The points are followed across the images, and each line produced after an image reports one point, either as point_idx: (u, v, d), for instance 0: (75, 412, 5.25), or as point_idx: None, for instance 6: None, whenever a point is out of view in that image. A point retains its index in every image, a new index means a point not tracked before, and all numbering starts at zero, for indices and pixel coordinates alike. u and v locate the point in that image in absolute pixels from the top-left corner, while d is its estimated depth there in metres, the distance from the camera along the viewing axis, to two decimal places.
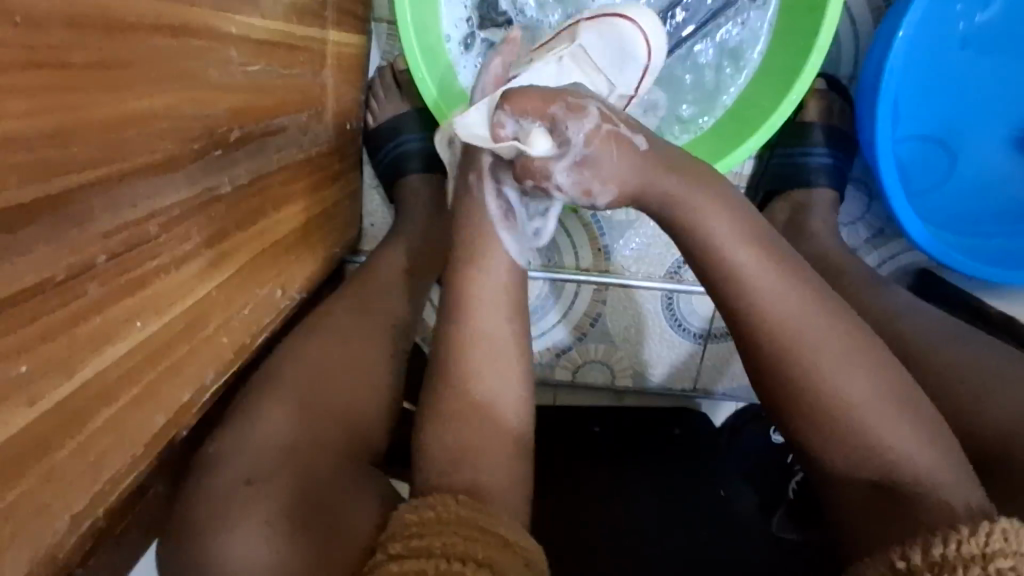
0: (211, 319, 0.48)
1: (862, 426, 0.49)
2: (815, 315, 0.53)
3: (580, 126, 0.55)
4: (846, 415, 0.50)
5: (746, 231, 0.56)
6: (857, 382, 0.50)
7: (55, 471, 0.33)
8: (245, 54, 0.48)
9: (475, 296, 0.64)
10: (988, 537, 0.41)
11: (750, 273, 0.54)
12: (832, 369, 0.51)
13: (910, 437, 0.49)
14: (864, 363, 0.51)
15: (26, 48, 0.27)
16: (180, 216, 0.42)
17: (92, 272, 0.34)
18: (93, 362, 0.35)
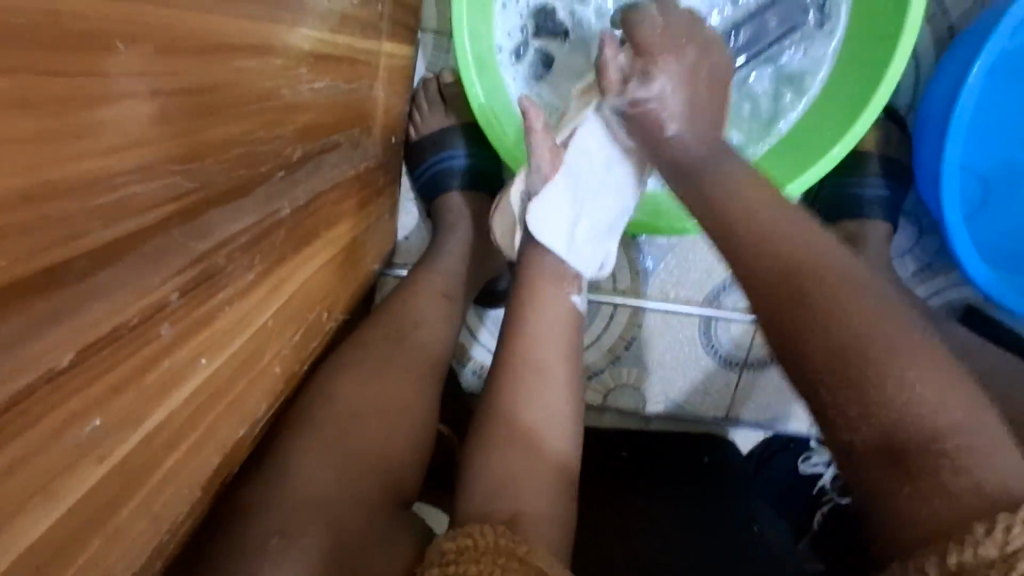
0: (266, 350, 0.46)
1: (912, 421, 0.39)
2: (856, 301, 0.44)
3: (643, 95, 0.61)
4: (859, 355, 0.42)
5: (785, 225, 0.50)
6: (878, 323, 0.43)
7: (115, 533, 0.30)
8: (314, 70, 0.46)
9: (532, 325, 0.63)
10: (1009, 532, 0.33)
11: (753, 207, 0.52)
12: (850, 313, 0.44)
13: (952, 394, 0.40)
14: (926, 364, 0.41)
15: (119, 76, 0.25)
16: (247, 243, 0.40)
17: (164, 312, 0.31)
18: (160, 411, 0.32)
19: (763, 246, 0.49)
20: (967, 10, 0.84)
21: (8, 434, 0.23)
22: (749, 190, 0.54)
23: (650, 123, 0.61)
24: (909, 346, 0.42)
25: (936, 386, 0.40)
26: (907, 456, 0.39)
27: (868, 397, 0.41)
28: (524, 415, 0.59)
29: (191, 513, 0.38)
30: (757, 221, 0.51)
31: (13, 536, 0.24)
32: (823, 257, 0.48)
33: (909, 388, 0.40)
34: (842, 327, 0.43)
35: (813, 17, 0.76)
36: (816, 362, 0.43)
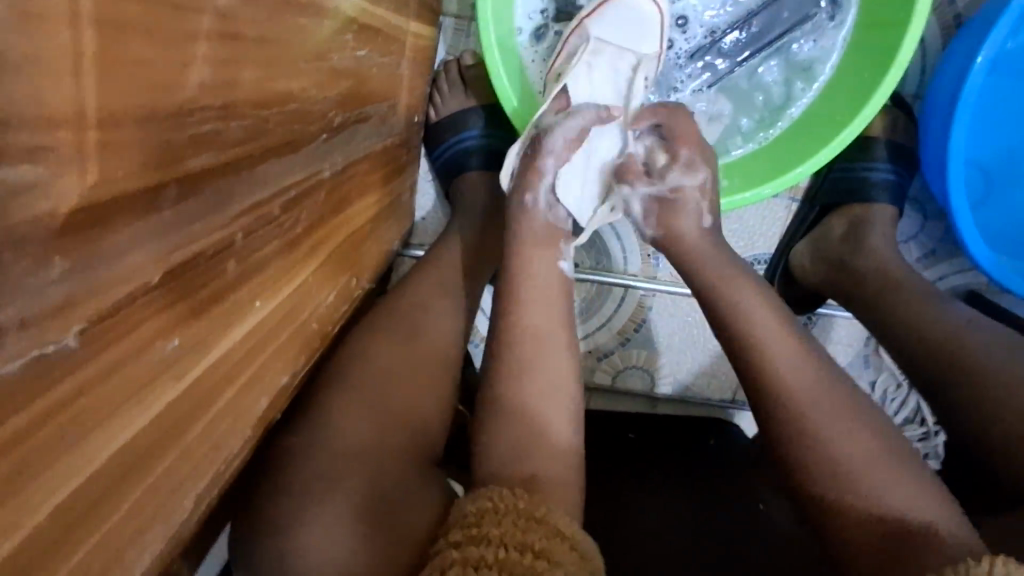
0: (306, 307, 0.48)
1: (886, 507, 0.50)
2: (839, 414, 0.55)
3: (675, 179, 0.70)
4: (837, 465, 0.52)
5: (776, 333, 0.61)
6: (855, 437, 0.53)
7: (184, 453, 0.33)
8: (356, 39, 0.48)
9: (521, 299, 0.65)
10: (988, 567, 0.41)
11: (755, 324, 0.61)
12: (838, 432, 0.53)
13: (917, 491, 0.51)
14: (895, 469, 0.52)
15: (219, 18, 0.27)
16: (294, 197, 0.42)
17: (232, 250, 0.33)
18: (222, 342, 0.34)
19: (767, 358, 0.59)
20: (973, 2, 0.86)
21: (106, 340, 0.25)
22: (758, 312, 0.62)
23: (672, 207, 0.70)
24: (884, 452, 0.53)
25: (902, 488, 0.51)
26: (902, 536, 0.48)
27: (848, 489, 0.51)
28: (529, 382, 0.61)
29: (244, 449, 0.40)
30: (753, 332, 0.61)
31: (106, 434, 0.26)
32: (818, 379, 0.57)
33: (882, 490, 0.50)
34: (837, 444, 0.53)
35: (825, 8, 0.79)
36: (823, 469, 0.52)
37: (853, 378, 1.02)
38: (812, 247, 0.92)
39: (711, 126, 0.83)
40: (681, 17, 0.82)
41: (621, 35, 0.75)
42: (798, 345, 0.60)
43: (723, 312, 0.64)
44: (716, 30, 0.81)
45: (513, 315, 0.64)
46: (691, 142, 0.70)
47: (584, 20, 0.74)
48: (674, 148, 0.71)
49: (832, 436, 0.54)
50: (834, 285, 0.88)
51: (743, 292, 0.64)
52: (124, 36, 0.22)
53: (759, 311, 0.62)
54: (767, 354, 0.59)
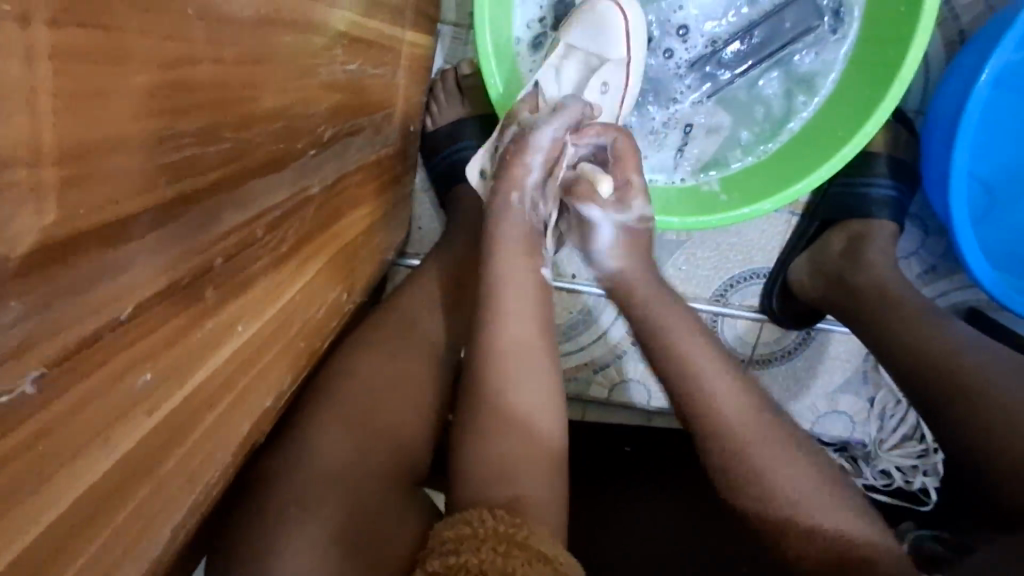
0: (294, 326, 0.47)
1: (818, 524, 0.53)
2: (768, 431, 0.57)
3: (639, 208, 0.71)
4: (770, 484, 0.54)
5: (699, 345, 0.63)
6: (784, 453, 0.56)
7: (159, 485, 0.32)
8: (347, 52, 0.47)
9: (504, 311, 0.63)
10: None
11: (691, 351, 0.62)
12: (776, 460, 0.55)
13: (846, 508, 0.54)
14: (825, 488, 0.55)
15: (196, 39, 0.26)
16: (281, 216, 0.41)
17: (210, 275, 0.32)
18: (201, 370, 0.33)
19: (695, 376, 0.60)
20: (977, 15, 0.85)
21: (71, 379, 0.24)
22: (687, 338, 0.64)
23: (637, 238, 0.72)
24: (816, 473, 0.55)
25: (833, 506, 0.53)
26: (842, 551, 0.51)
27: (785, 507, 0.54)
28: (520, 399, 0.60)
29: (225, 475, 0.39)
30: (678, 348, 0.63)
31: (73, 476, 0.25)
32: (751, 404, 0.59)
33: (815, 508, 0.53)
34: (777, 469, 0.55)
35: (828, 21, 0.77)
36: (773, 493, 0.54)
37: (851, 394, 1.01)
38: (810, 262, 0.90)
39: (709, 139, 0.83)
40: (682, 26, 0.81)
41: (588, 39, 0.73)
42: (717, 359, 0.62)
43: (645, 328, 0.66)
44: (717, 41, 0.80)
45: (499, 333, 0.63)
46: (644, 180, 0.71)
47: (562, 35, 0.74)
48: (634, 178, 0.70)
49: (763, 454, 0.56)
50: (833, 301, 0.87)
51: (667, 306, 0.67)
52: (82, 65, 0.21)
53: (688, 337, 0.64)
54: (702, 378, 0.60)
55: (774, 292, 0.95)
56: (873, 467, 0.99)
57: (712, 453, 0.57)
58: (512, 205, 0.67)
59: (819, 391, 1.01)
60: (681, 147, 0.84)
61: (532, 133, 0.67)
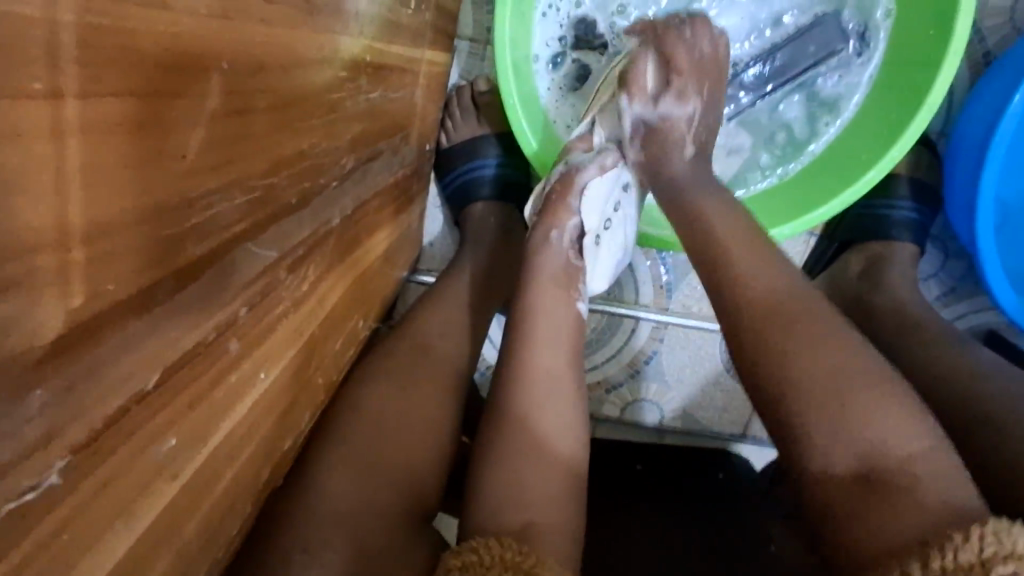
0: (312, 361, 0.45)
1: (869, 436, 0.44)
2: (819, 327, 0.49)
3: (667, 108, 0.68)
4: (822, 386, 0.46)
5: (737, 236, 0.57)
6: (833, 352, 0.47)
7: (182, 550, 0.30)
8: (370, 80, 0.45)
9: (535, 334, 0.63)
10: (982, 541, 0.38)
11: (731, 254, 0.55)
12: (822, 355, 0.47)
13: (909, 421, 0.45)
14: (888, 396, 0.45)
15: (224, 92, 0.26)
16: (302, 254, 0.39)
17: (235, 327, 0.31)
18: (223, 427, 0.31)
19: (736, 272, 0.54)
20: (1004, 37, 0.83)
21: (96, 460, 0.23)
22: (730, 240, 0.56)
23: (658, 137, 0.68)
24: (867, 386, 0.46)
25: (895, 422, 0.44)
26: (877, 476, 0.43)
27: (836, 420, 0.45)
28: (541, 428, 0.58)
29: (244, 524, 0.37)
30: (716, 241, 0.57)
31: (99, 555, 0.24)
32: (798, 299, 0.51)
33: (869, 416, 0.44)
34: (812, 374, 0.46)
35: (852, 44, 0.76)
36: (805, 407, 0.46)
37: None
38: (829, 284, 0.89)
39: (729, 160, 0.82)
40: None
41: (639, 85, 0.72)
42: (759, 250, 0.56)
43: (689, 220, 0.59)
44: (739, 63, 0.79)
45: (519, 359, 0.62)
46: (688, 68, 0.68)
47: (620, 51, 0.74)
48: (666, 74, 0.68)
49: (822, 353, 0.47)
50: (848, 320, 0.85)
51: (706, 198, 0.61)
52: (105, 139, 0.20)
53: (730, 235, 0.57)
54: (738, 280, 0.53)
55: None
56: None
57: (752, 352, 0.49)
58: (551, 241, 0.66)
59: None
60: None
61: (578, 174, 0.66)
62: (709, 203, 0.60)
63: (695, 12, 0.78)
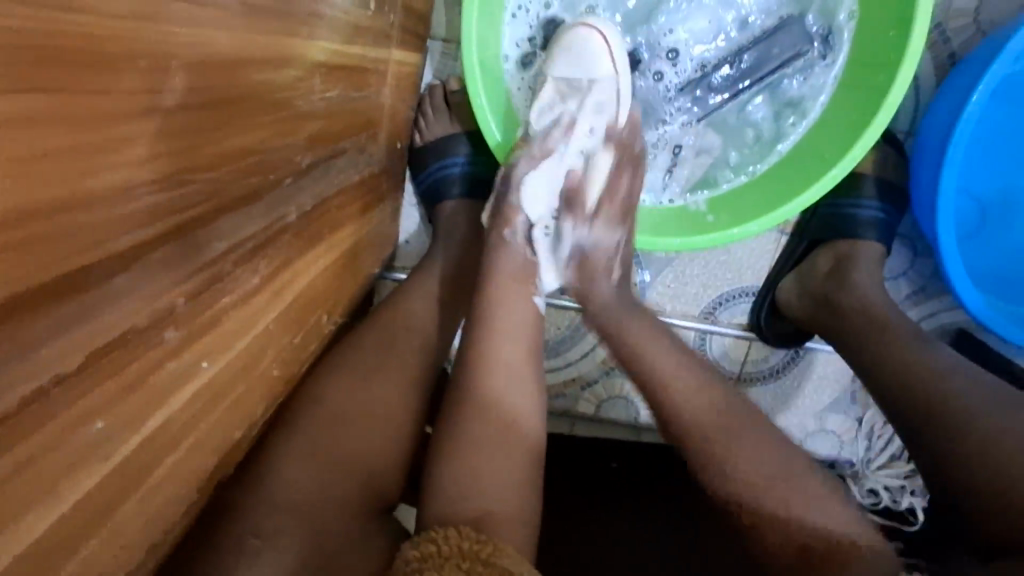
0: (267, 355, 0.47)
1: (798, 514, 0.55)
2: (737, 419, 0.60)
3: (599, 234, 0.73)
4: (746, 483, 0.57)
5: (666, 347, 0.67)
6: (751, 445, 0.59)
7: (117, 530, 0.31)
8: (326, 80, 0.46)
9: (497, 326, 0.65)
10: None
11: (656, 362, 0.65)
12: (739, 449, 0.58)
13: (830, 504, 0.56)
14: (805, 483, 0.57)
15: (148, 88, 0.27)
16: (253, 248, 0.40)
17: (173, 315, 0.32)
18: (160, 413, 0.33)
19: (662, 383, 0.64)
20: (968, 39, 0.85)
21: (17, 438, 0.24)
22: (662, 354, 0.66)
23: (590, 259, 0.73)
24: (808, 479, 0.57)
25: (818, 503, 0.55)
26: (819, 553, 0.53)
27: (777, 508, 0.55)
28: (506, 410, 0.61)
29: (190, 512, 0.39)
30: (646, 351, 0.67)
31: (20, 529, 0.25)
32: (709, 392, 0.62)
33: (799, 505, 0.55)
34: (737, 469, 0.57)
35: (817, 46, 0.77)
36: (755, 492, 0.57)
37: (839, 413, 1.02)
38: (798, 282, 0.90)
39: (698, 160, 0.83)
40: (672, 50, 0.80)
41: (574, 67, 0.73)
42: (681, 352, 0.66)
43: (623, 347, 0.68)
44: (706, 64, 0.80)
45: (480, 355, 0.63)
46: (614, 209, 0.73)
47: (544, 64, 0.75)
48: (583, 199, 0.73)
49: (733, 450, 0.58)
50: (818, 320, 0.86)
51: (640, 327, 0.69)
52: (14, 132, 0.21)
53: (657, 344, 0.67)
54: (668, 385, 0.64)
55: (762, 310, 0.95)
56: (860, 486, 1.00)
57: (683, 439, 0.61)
58: (506, 239, 0.69)
59: (807, 410, 1.02)
60: (670, 168, 0.83)
61: (515, 171, 0.71)
62: (642, 317, 0.70)
63: (664, 14, 0.79)
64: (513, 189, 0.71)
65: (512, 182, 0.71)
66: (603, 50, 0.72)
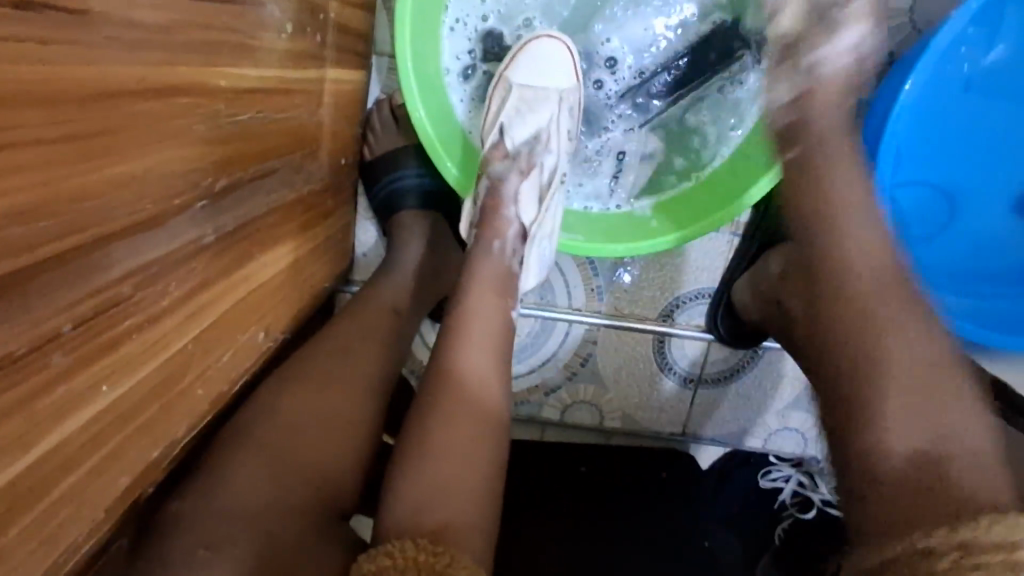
0: (187, 375, 0.48)
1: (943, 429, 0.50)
2: (908, 314, 0.56)
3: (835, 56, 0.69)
4: (892, 381, 0.52)
5: (869, 217, 0.63)
6: (918, 350, 0.54)
7: (5, 550, 0.33)
8: (235, 104, 0.47)
9: (467, 328, 0.62)
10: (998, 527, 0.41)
11: (840, 221, 0.62)
12: (900, 340, 0.54)
13: (975, 424, 0.50)
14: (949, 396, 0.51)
15: (16, 130, 0.28)
16: (158, 272, 0.42)
17: (56, 342, 0.34)
18: (51, 438, 0.35)
19: (848, 267, 0.60)
20: (905, 38, 0.86)
21: None
22: (859, 228, 0.62)
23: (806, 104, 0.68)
24: (943, 389, 0.52)
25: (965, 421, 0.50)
26: (934, 464, 0.48)
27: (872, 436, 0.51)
28: (469, 416, 0.57)
29: (97, 533, 0.41)
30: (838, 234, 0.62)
31: None
32: (895, 284, 0.58)
33: (944, 416, 0.50)
34: (894, 369, 0.53)
35: (751, 50, 0.78)
36: (882, 389, 0.52)
37: (801, 412, 1.03)
38: (751, 283, 0.88)
39: (643, 166, 0.84)
40: (610, 58, 0.83)
41: (539, 78, 0.76)
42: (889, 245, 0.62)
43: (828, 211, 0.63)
44: (644, 71, 0.82)
45: (450, 352, 0.60)
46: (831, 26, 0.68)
47: (504, 73, 0.76)
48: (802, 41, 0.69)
49: (884, 341, 0.55)
50: (772, 323, 0.84)
51: (839, 172, 0.65)
52: None
53: (864, 231, 0.62)
54: (848, 271, 0.60)
55: (720, 315, 0.96)
56: (827, 482, 1.01)
57: (853, 320, 0.57)
58: (493, 250, 0.66)
59: (771, 410, 1.03)
60: (616, 174, 0.84)
61: (504, 185, 0.69)
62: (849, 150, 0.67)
63: (600, 23, 0.81)
64: (506, 198, 0.68)
65: (507, 197, 0.68)
66: (567, 60, 0.77)
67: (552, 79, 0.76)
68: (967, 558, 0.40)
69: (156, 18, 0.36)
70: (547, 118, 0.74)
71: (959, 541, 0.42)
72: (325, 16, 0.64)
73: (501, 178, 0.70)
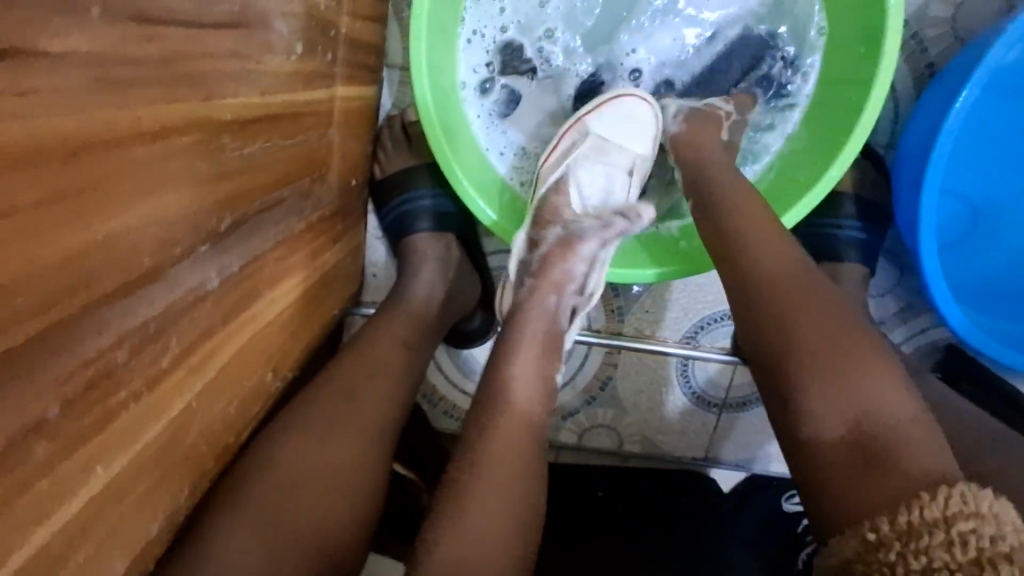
0: (190, 433, 0.44)
1: (880, 421, 0.46)
2: (825, 303, 0.52)
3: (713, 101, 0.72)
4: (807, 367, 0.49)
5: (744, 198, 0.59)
6: (821, 335, 0.50)
7: None
8: (240, 136, 0.43)
9: (510, 370, 0.56)
10: (945, 501, 0.40)
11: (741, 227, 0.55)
12: (812, 326, 0.50)
13: (900, 398, 0.47)
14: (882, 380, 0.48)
15: None
16: (156, 329, 0.37)
17: (41, 429, 0.30)
18: (38, 533, 0.31)
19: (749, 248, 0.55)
20: (946, 48, 0.81)
21: None
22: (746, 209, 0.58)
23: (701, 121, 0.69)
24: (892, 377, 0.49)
25: (893, 399, 0.47)
26: (879, 447, 0.45)
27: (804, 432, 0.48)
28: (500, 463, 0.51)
29: None
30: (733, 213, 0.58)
31: None
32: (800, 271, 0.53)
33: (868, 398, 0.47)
34: (809, 355, 0.49)
35: (784, 65, 0.74)
36: (817, 379, 0.48)
37: None
38: None
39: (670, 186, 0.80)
40: (635, 70, 0.78)
41: (618, 133, 0.71)
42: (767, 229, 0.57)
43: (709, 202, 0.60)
44: (671, 83, 0.78)
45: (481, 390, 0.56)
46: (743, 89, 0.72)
47: (584, 117, 0.72)
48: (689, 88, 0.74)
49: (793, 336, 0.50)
50: None
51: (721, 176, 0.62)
52: None
53: (744, 209, 0.58)
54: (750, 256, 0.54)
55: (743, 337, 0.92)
56: None
57: (759, 306, 0.52)
58: (545, 304, 0.60)
59: None
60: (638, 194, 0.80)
61: (578, 245, 0.62)
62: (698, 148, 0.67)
63: (626, 34, 0.77)
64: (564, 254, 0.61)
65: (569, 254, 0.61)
66: (649, 117, 0.71)
67: (631, 136, 0.71)
68: (908, 548, 0.39)
69: (149, 53, 0.32)
70: (612, 171, 0.69)
71: (902, 530, 0.40)
72: (336, 32, 0.60)
73: (564, 234, 0.63)
